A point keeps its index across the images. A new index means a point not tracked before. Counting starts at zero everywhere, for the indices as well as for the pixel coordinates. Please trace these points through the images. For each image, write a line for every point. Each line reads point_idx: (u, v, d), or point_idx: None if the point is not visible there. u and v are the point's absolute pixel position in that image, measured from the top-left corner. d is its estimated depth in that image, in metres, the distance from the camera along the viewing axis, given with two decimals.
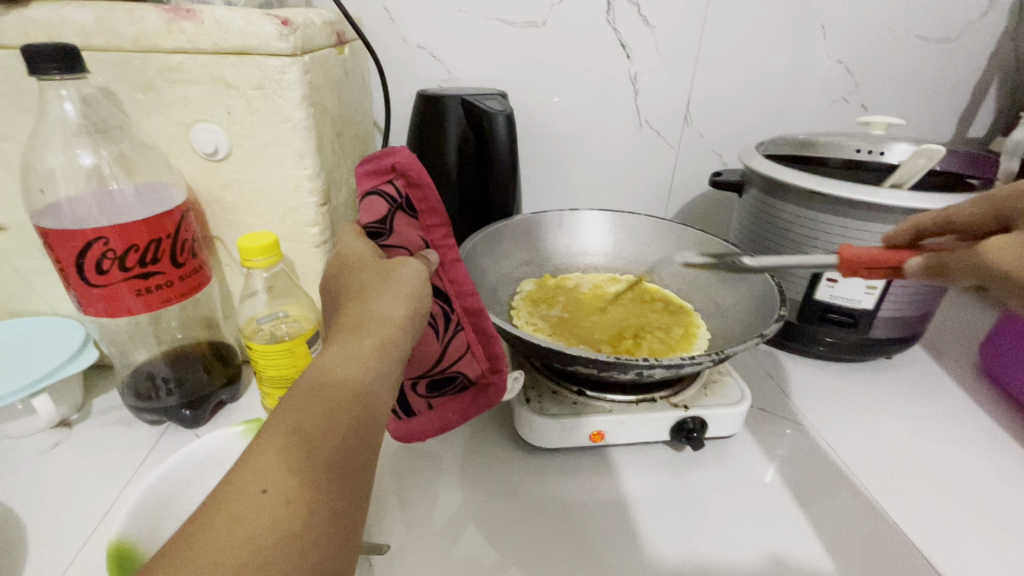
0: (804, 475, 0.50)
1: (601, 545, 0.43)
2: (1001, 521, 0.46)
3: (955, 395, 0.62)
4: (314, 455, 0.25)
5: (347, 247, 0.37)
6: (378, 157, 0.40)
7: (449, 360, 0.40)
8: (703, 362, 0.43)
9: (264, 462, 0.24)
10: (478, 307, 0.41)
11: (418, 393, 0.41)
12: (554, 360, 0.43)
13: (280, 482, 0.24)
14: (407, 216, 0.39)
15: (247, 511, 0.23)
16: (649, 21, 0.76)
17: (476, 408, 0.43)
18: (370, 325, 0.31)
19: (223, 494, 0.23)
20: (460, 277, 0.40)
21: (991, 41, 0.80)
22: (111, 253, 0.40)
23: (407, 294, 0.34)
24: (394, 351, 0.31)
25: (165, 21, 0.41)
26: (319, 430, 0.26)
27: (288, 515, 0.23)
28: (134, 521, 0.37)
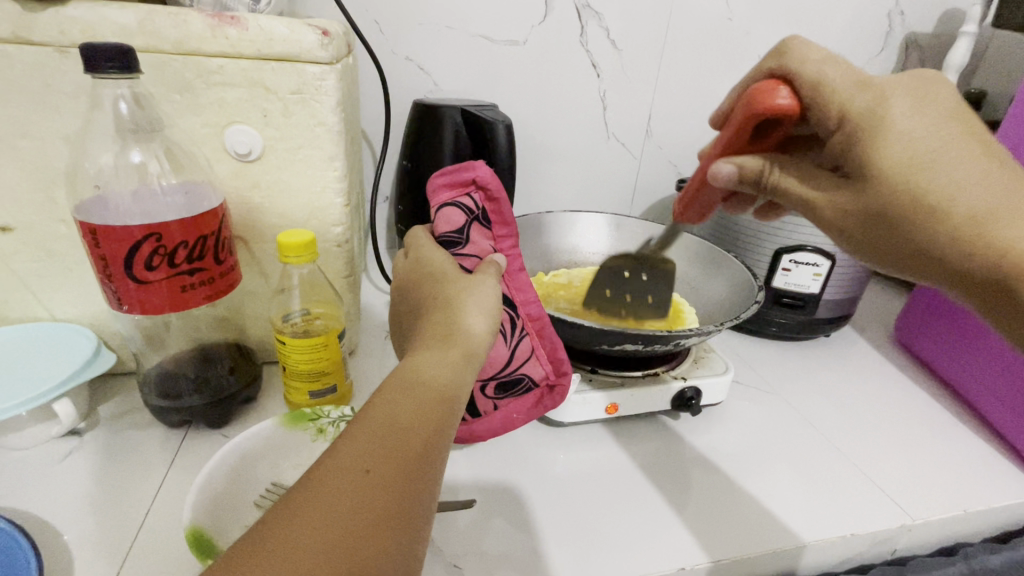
0: (777, 434, 0.59)
1: (624, 505, 0.49)
2: (926, 455, 0.57)
3: (879, 362, 0.74)
4: (408, 445, 0.29)
5: (432, 258, 0.42)
6: (455, 172, 0.45)
7: (516, 363, 0.45)
8: (714, 331, 0.51)
9: (367, 445, 0.29)
10: (540, 314, 0.45)
11: (486, 394, 0.45)
12: (602, 344, 0.51)
13: (379, 463, 0.28)
14: (480, 226, 0.45)
15: (352, 485, 0.27)
16: (616, 44, 0.85)
17: (541, 408, 0.47)
18: (454, 337, 0.36)
19: (331, 467, 0.28)
20: (522, 286, 0.45)
21: (886, 73, 0.97)
22: (161, 249, 0.41)
23: (485, 311, 0.39)
24: (471, 363, 0.36)
25: (210, 26, 0.43)
26: (414, 423, 0.30)
27: (385, 493, 0.27)
28: (199, 511, 0.38)
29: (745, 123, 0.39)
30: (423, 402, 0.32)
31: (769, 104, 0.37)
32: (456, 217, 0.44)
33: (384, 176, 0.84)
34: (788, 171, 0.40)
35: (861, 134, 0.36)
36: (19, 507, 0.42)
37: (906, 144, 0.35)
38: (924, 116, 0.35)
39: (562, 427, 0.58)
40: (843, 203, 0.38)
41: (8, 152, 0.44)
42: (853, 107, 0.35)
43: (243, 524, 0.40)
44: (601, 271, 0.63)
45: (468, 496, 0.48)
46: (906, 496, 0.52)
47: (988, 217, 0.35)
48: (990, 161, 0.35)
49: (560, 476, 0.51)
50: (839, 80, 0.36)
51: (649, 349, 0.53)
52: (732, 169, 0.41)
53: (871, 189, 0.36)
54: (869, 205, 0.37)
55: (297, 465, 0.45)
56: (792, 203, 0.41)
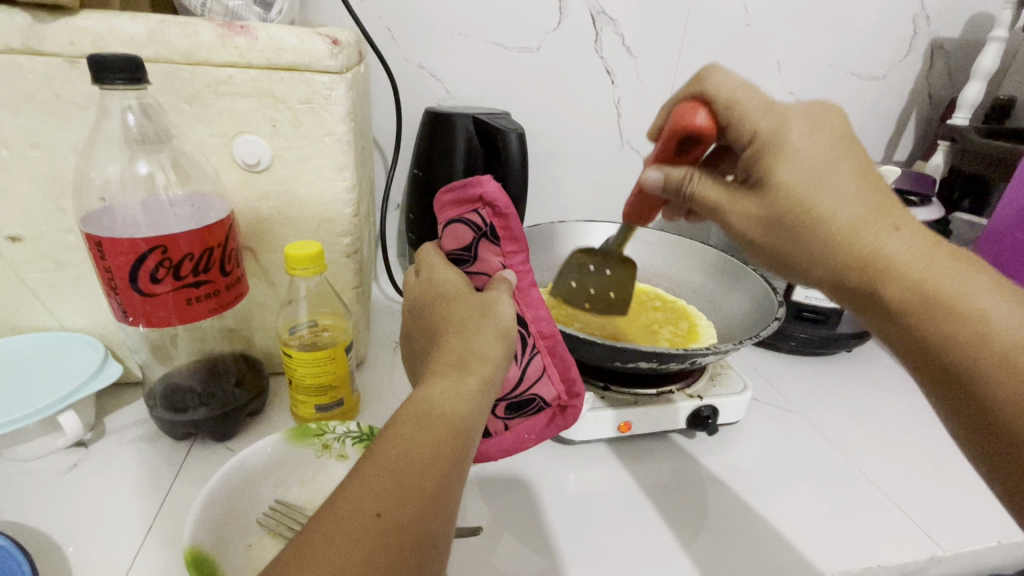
0: (796, 454, 0.57)
1: (638, 528, 0.47)
2: (957, 481, 0.55)
3: (904, 379, 0.72)
4: (422, 486, 0.28)
5: (443, 277, 0.41)
6: (462, 188, 0.42)
7: (527, 384, 0.44)
8: (732, 348, 0.49)
9: (378, 486, 0.28)
10: (552, 332, 0.44)
11: (497, 415, 0.44)
12: (616, 360, 0.50)
13: (391, 507, 0.27)
14: (490, 244, 0.42)
15: (363, 531, 0.26)
16: (631, 51, 0.83)
17: (552, 428, 0.46)
18: (472, 362, 0.35)
19: (342, 510, 0.27)
20: (534, 303, 0.43)
21: (911, 79, 0.94)
22: (166, 262, 0.40)
23: (501, 333, 0.38)
24: (490, 391, 0.35)
25: (219, 36, 0.42)
26: (428, 460, 0.29)
27: (398, 540, 0.26)
28: (199, 532, 0.37)
29: (671, 138, 0.40)
30: (437, 434, 0.31)
31: (689, 122, 0.39)
32: (463, 235, 0.42)
33: (395, 184, 0.84)
34: (705, 178, 0.40)
35: (767, 153, 0.36)
36: (23, 520, 0.42)
37: (798, 164, 0.35)
38: (778, 127, 0.36)
39: (574, 443, 0.56)
40: (750, 211, 0.38)
41: (18, 162, 0.44)
42: (761, 129, 0.36)
43: (245, 544, 0.39)
44: (563, 266, 0.62)
45: (472, 515, 0.47)
46: (934, 522, 0.49)
47: (843, 228, 0.34)
48: (869, 186, 0.35)
49: (573, 497, 0.50)
50: (751, 101, 0.37)
51: (666, 367, 0.51)
52: (654, 177, 0.42)
53: (771, 198, 0.36)
54: (770, 212, 0.36)
55: (302, 483, 0.44)
56: (705, 210, 0.41)
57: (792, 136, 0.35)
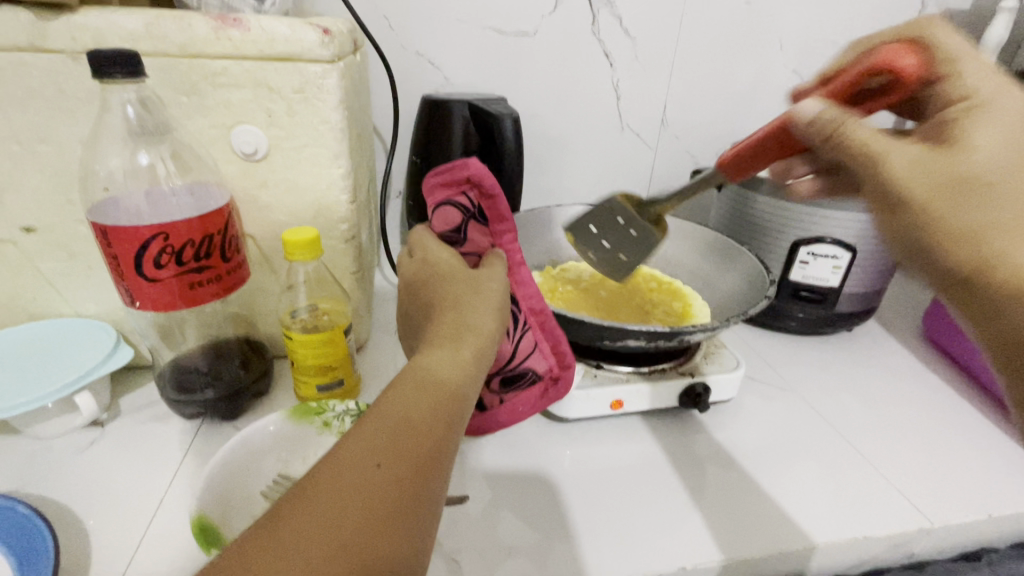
0: (792, 430, 0.58)
1: (630, 500, 0.48)
2: (953, 457, 0.55)
3: (905, 358, 0.71)
4: (420, 442, 0.30)
5: (433, 255, 0.42)
6: (449, 170, 0.43)
7: (519, 358, 0.44)
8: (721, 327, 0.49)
9: (378, 441, 0.29)
10: (542, 308, 0.45)
11: (491, 388, 0.45)
12: (604, 339, 0.50)
13: (390, 460, 0.29)
14: (478, 224, 0.44)
15: (363, 479, 0.28)
16: (629, 33, 0.83)
17: (546, 400, 0.47)
18: (466, 335, 0.37)
19: (343, 461, 0.28)
20: (524, 281, 0.45)
21: None
22: (169, 249, 0.42)
23: (495, 308, 0.39)
24: (483, 361, 0.37)
25: (213, 29, 0.44)
26: (426, 419, 0.31)
27: (397, 489, 0.28)
28: (207, 501, 0.39)
29: (866, 72, 0.37)
30: (432, 399, 0.32)
31: (897, 57, 0.36)
32: (452, 216, 0.43)
33: (396, 172, 0.85)
34: (874, 123, 0.36)
35: (976, 125, 0.34)
36: (45, 494, 0.45)
37: (1006, 147, 0.33)
38: (992, 109, 0.35)
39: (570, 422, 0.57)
40: (936, 175, 0.34)
41: (30, 156, 0.46)
42: (967, 103, 0.36)
43: (251, 514, 0.41)
44: (597, 209, 0.54)
45: (468, 489, 0.48)
46: (925, 496, 0.50)
47: (1000, 230, 0.32)
48: None
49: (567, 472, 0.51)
50: (970, 69, 0.37)
51: (657, 345, 0.51)
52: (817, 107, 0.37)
53: (974, 170, 0.33)
54: (964, 184, 0.33)
55: (305, 458, 0.47)
56: (866, 161, 0.36)
57: (1004, 118, 0.34)
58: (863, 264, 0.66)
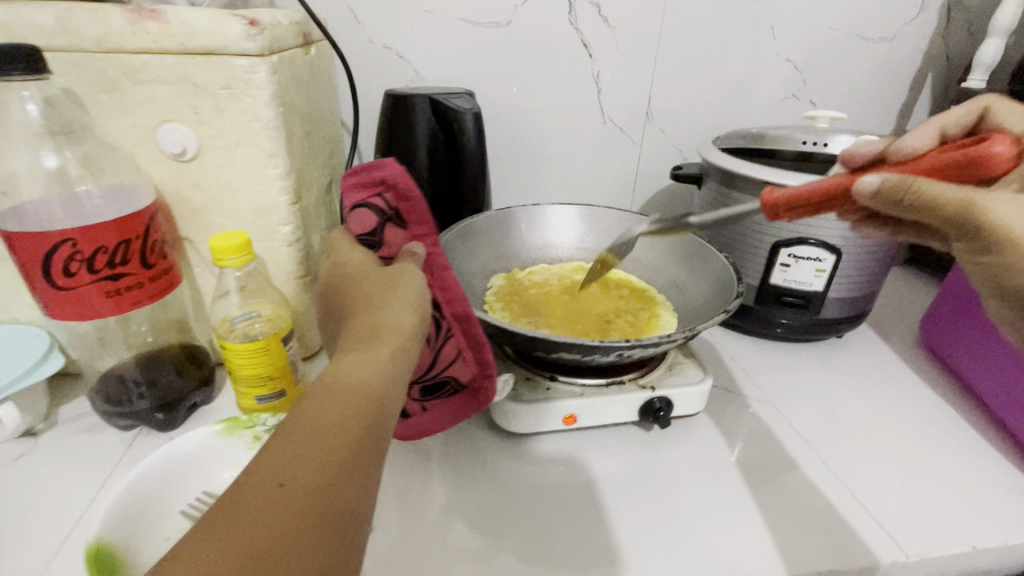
0: (765, 450, 0.53)
1: (578, 525, 0.45)
2: (940, 481, 0.50)
3: (899, 370, 0.66)
4: (332, 454, 0.27)
5: (345, 256, 0.39)
6: (364, 172, 0.41)
7: (439, 366, 0.44)
8: (675, 340, 0.46)
9: (284, 458, 0.26)
10: (467, 312, 0.43)
11: (412, 395, 0.46)
12: (541, 350, 0.46)
13: (298, 476, 0.26)
14: (395, 228, 0.41)
15: (265, 502, 0.24)
16: (609, 22, 0.79)
17: (468, 411, 0.46)
18: (383, 333, 0.33)
19: (243, 484, 0.25)
20: (450, 285, 0.42)
21: (925, 40, 0.85)
22: (79, 255, 0.40)
23: (414, 303, 0.36)
24: (406, 358, 0.33)
25: (130, 21, 0.41)
26: (338, 428, 0.28)
27: (307, 506, 0.25)
28: (110, 523, 0.37)
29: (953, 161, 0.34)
30: (345, 405, 0.29)
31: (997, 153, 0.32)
32: (368, 219, 0.41)
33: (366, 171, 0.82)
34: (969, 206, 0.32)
35: None
36: None
37: None
38: None
39: (526, 437, 0.54)
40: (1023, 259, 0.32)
41: None
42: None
43: (161, 537, 0.40)
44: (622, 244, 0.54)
45: (405, 510, 0.46)
46: (905, 526, 0.45)
47: None
48: None
49: (514, 492, 0.48)
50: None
51: (593, 359, 0.47)
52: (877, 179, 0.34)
53: None
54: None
55: (233, 475, 0.45)
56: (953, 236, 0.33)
57: None
58: (849, 268, 0.61)
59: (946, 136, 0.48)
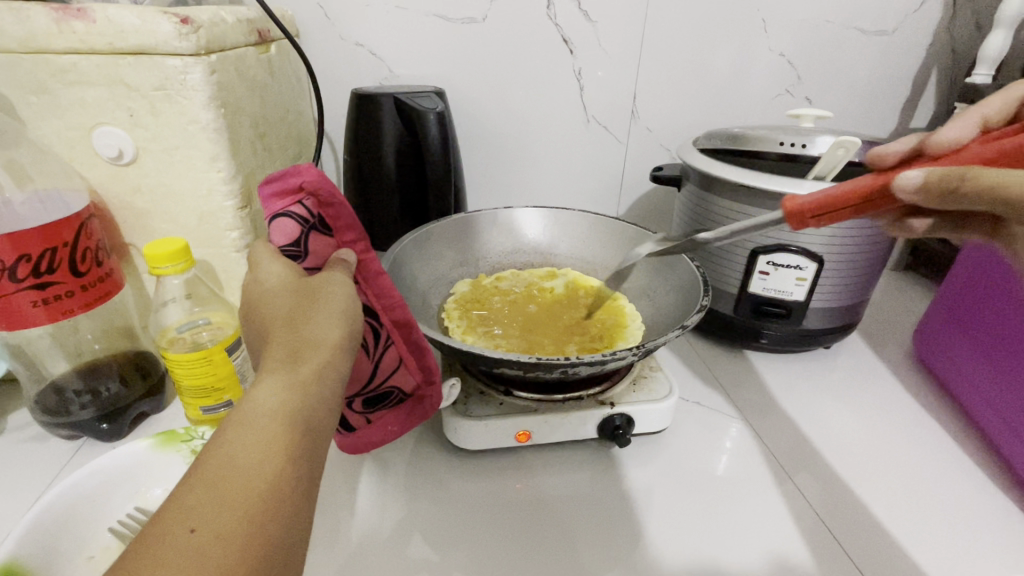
0: (735, 470, 0.50)
1: (526, 550, 0.43)
2: (921, 510, 0.47)
3: (889, 385, 0.63)
4: (249, 489, 0.25)
5: (263, 269, 0.35)
6: (284, 177, 0.38)
7: (380, 377, 0.40)
8: (626, 356, 0.42)
9: (194, 500, 0.24)
10: (407, 319, 0.40)
11: (354, 409, 0.42)
12: (480, 364, 0.43)
13: (210, 518, 0.23)
14: (321, 235, 0.38)
15: (173, 552, 0.22)
16: (590, 16, 0.75)
17: (416, 418, 0.43)
18: (305, 351, 0.31)
19: (148, 534, 0.23)
20: (385, 290, 0.39)
21: (929, 32, 0.80)
22: (0, 264, 0.39)
23: (340, 314, 0.33)
24: (333, 374, 0.31)
25: (55, 21, 0.40)
26: (255, 460, 0.26)
27: (222, 550, 0.23)
28: (28, 541, 0.36)
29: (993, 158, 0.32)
30: (263, 434, 0.27)
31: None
32: (290, 229, 0.37)
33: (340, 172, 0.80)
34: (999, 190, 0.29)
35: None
36: None
37: None
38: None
39: (483, 453, 0.51)
40: None
41: None
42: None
43: (86, 556, 0.38)
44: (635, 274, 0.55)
45: (346, 530, 0.44)
46: (877, 559, 0.42)
47: None
48: None
49: (463, 512, 0.46)
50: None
51: (537, 375, 0.44)
52: (920, 173, 0.30)
53: None
54: None
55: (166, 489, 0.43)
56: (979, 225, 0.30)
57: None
58: (831, 277, 0.58)
59: (988, 129, 0.42)
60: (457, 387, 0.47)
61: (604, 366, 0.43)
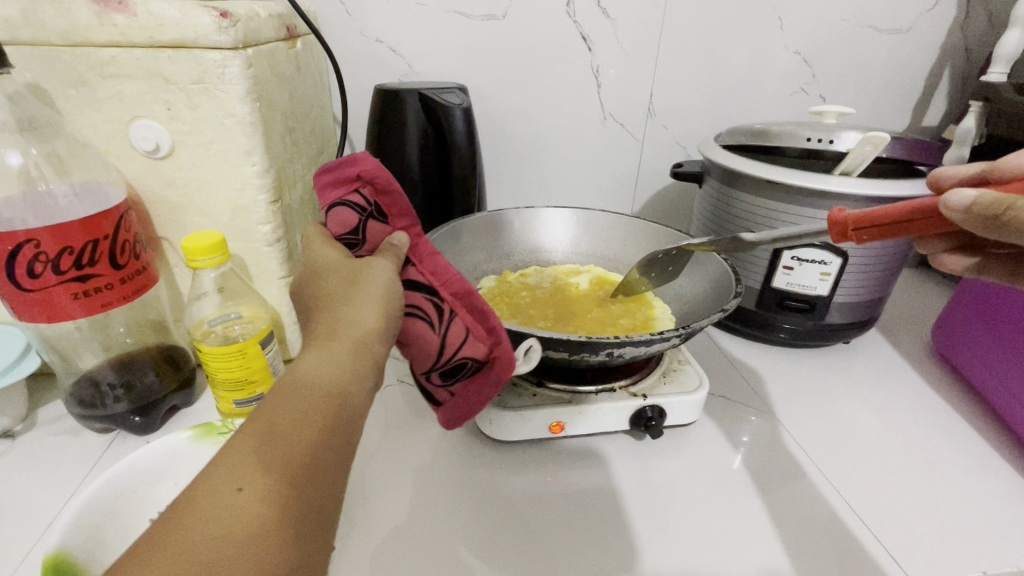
0: (764, 462, 0.51)
1: (562, 540, 0.43)
2: (947, 501, 0.47)
3: (908, 379, 0.63)
4: (290, 457, 0.25)
5: (318, 251, 0.37)
6: (340, 167, 0.40)
7: (451, 349, 0.39)
8: (671, 337, 0.43)
9: (240, 460, 0.24)
10: (465, 288, 0.40)
11: (435, 384, 0.41)
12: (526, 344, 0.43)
13: (253, 481, 0.24)
14: (378, 223, 0.39)
15: (219, 508, 0.23)
16: (609, 13, 0.75)
17: (494, 388, 0.41)
18: (344, 328, 0.31)
19: (197, 490, 0.23)
20: (439, 268, 0.40)
21: (943, 31, 0.81)
22: (43, 256, 0.39)
23: (380, 296, 0.33)
24: (371, 354, 0.31)
25: (96, 14, 0.40)
26: (297, 428, 0.26)
27: (263, 513, 0.23)
28: (73, 532, 0.36)
29: None
30: (304, 405, 0.27)
31: None
32: (347, 217, 0.38)
33: None
34: None
35: None
36: None
37: None
38: None
39: (513, 445, 0.52)
40: None
41: None
42: None
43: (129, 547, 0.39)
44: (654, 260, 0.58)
45: (381, 519, 0.44)
46: (909, 547, 0.43)
47: None
48: None
49: (497, 503, 0.46)
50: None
51: (582, 359, 0.45)
52: (974, 194, 0.31)
53: None
54: None
55: None
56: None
57: None
58: (855, 272, 0.58)
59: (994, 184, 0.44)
60: (536, 348, 0.43)
61: (648, 349, 0.44)
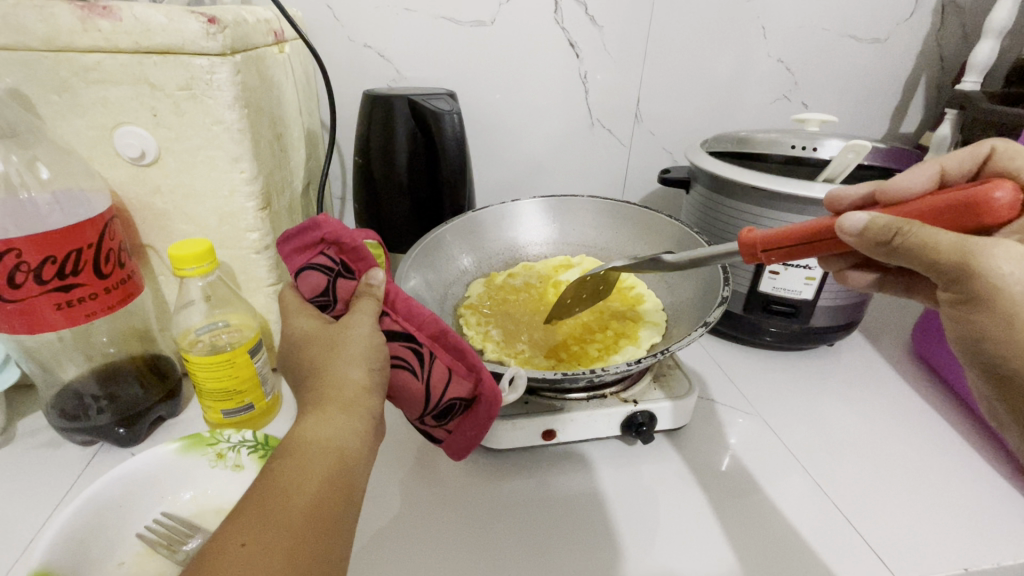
0: (752, 463, 0.52)
1: (553, 546, 0.43)
2: (930, 499, 0.48)
3: (890, 380, 0.65)
4: (293, 514, 0.26)
5: (294, 324, 0.37)
6: (304, 233, 0.40)
7: (436, 392, 0.39)
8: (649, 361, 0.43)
9: (247, 520, 0.26)
10: (439, 328, 0.39)
11: (430, 425, 0.41)
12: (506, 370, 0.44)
13: (259, 536, 0.25)
14: (346, 279, 0.39)
15: (229, 565, 0.24)
16: (597, 21, 0.76)
17: (487, 421, 0.40)
18: (335, 387, 0.32)
19: (211, 549, 0.25)
20: (413, 311, 0.38)
21: (918, 41, 0.83)
22: (24, 266, 0.38)
23: (363, 353, 0.34)
24: (363, 409, 0.32)
25: (80, 18, 0.39)
26: (298, 485, 0.27)
27: (269, 566, 0.24)
28: (56, 552, 0.35)
29: (953, 206, 0.32)
30: (303, 462, 0.28)
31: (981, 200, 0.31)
32: (316, 280, 0.39)
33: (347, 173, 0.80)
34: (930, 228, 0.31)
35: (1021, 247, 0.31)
36: None
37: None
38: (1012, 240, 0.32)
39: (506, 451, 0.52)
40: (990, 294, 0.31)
41: None
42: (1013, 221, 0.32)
43: (115, 562, 0.38)
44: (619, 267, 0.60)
45: (372, 529, 0.43)
46: (893, 544, 0.44)
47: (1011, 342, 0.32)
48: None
49: (490, 509, 0.46)
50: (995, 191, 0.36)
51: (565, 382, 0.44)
52: (865, 219, 0.34)
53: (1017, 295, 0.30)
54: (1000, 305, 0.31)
55: (193, 495, 0.43)
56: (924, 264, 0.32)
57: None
58: None
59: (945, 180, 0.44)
60: (521, 375, 0.43)
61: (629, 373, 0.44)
